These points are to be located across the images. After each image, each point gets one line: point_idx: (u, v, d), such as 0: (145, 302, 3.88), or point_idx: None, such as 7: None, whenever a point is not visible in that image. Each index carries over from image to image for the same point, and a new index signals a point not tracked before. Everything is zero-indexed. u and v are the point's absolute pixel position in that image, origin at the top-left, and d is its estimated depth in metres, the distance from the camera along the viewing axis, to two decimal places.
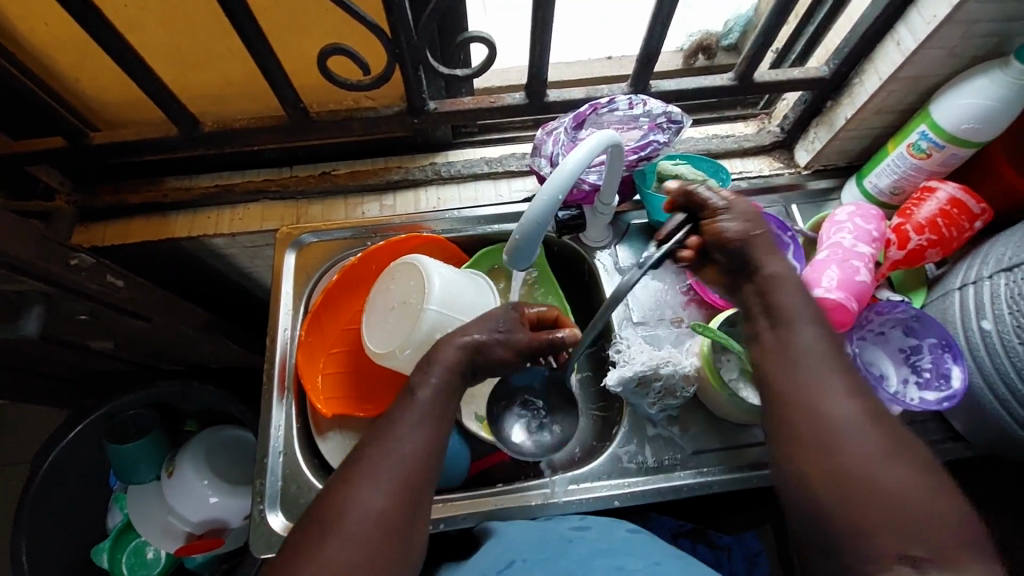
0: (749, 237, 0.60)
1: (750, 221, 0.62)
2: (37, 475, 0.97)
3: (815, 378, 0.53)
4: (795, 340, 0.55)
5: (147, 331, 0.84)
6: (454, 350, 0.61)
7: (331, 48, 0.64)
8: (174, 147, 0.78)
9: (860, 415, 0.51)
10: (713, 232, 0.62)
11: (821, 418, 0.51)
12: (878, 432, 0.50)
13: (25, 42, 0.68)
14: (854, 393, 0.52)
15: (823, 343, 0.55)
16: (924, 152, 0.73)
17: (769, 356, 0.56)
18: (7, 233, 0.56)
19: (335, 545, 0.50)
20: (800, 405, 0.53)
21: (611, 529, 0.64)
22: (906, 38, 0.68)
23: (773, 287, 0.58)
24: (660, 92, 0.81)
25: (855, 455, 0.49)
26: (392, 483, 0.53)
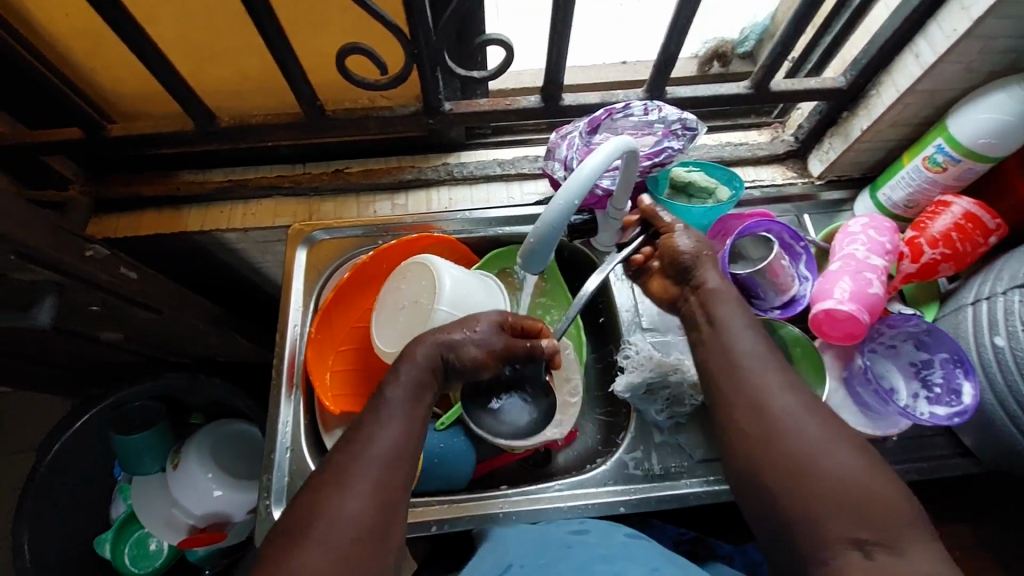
0: (698, 254, 0.68)
1: (700, 242, 0.69)
2: (43, 463, 0.97)
3: (756, 377, 0.57)
4: (736, 344, 0.59)
5: (156, 323, 0.85)
6: (427, 348, 0.61)
7: (350, 47, 0.65)
8: (189, 141, 0.79)
9: (799, 409, 0.54)
10: (668, 244, 0.69)
11: (766, 415, 0.54)
12: (820, 424, 0.53)
13: (45, 33, 0.68)
14: (795, 390, 0.55)
15: (761, 346, 0.59)
16: (939, 165, 0.73)
17: (716, 362, 0.60)
18: (21, 222, 0.56)
19: (312, 545, 0.48)
20: (748, 403, 0.56)
21: (609, 533, 0.64)
22: (925, 52, 0.68)
23: (714, 298, 0.64)
24: (675, 99, 0.80)
25: (804, 448, 0.51)
26: (371, 479, 0.52)
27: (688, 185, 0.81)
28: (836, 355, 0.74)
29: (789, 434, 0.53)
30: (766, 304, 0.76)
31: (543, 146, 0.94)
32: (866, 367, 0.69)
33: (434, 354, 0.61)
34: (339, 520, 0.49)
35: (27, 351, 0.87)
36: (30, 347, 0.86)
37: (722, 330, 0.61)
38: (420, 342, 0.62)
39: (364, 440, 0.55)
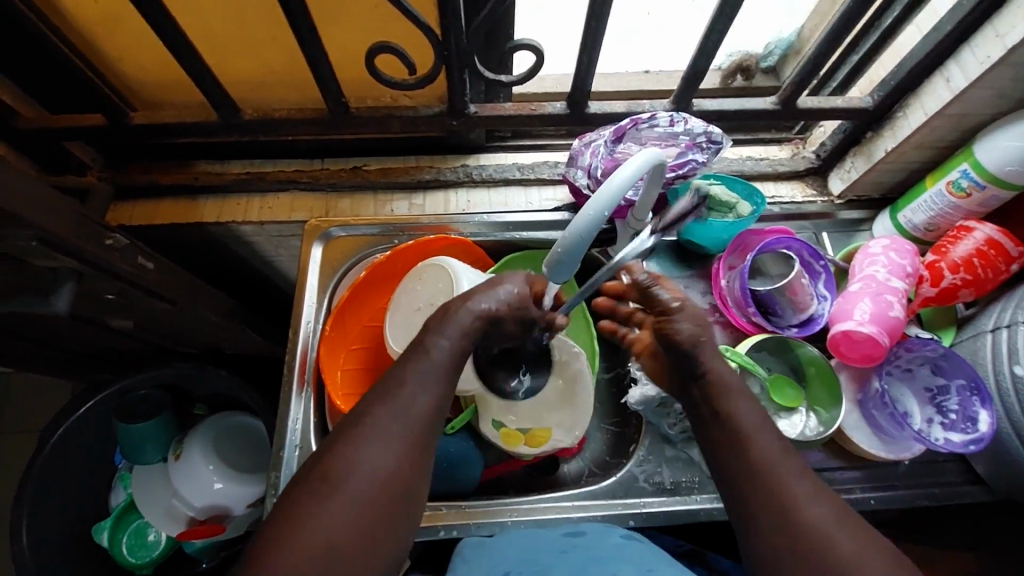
0: (698, 343, 0.59)
1: (699, 326, 0.61)
2: (45, 448, 0.96)
3: (781, 484, 0.51)
4: (756, 446, 0.54)
5: (168, 314, 0.84)
6: (466, 315, 0.59)
7: (381, 48, 0.64)
8: (211, 132, 0.79)
9: (832, 519, 0.49)
10: (665, 330, 0.61)
11: (795, 527, 0.49)
12: (855, 535, 0.49)
13: (74, 18, 0.68)
14: (820, 492, 0.51)
15: (780, 448, 0.54)
16: (963, 190, 0.73)
17: (732, 465, 0.54)
18: (45, 210, 0.56)
19: (336, 505, 0.49)
20: (774, 510, 0.51)
21: (602, 536, 0.63)
22: (956, 76, 0.68)
23: (722, 394, 0.57)
24: (701, 111, 0.80)
25: (840, 556, 0.47)
26: (403, 438, 0.53)
27: (708, 199, 0.80)
28: (851, 376, 0.74)
29: (823, 545, 0.48)
30: (784, 322, 0.76)
31: (563, 152, 0.94)
32: (883, 391, 0.69)
33: (474, 320, 0.59)
34: (369, 479, 0.51)
35: (38, 335, 0.86)
36: (39, 331, 0.85)
37: (740, 426, 0.55)
38: (458, 306, 0.60)
39: (401, 398, 0.54)
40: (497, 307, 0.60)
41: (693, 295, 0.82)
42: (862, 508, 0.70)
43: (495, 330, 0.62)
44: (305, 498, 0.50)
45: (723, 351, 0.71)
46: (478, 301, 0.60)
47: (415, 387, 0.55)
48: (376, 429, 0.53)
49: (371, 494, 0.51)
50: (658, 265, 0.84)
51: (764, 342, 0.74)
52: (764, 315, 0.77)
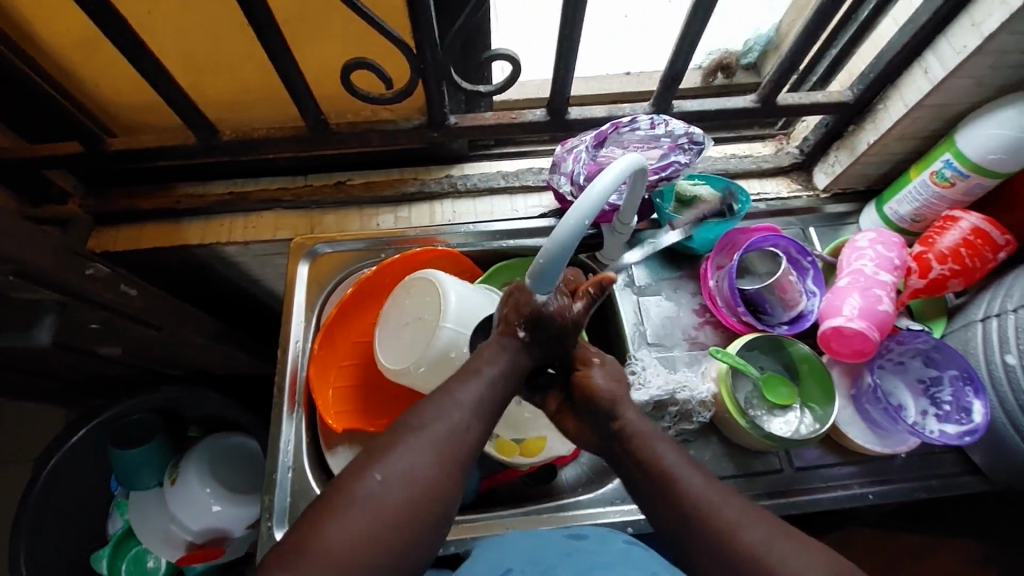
0: (615, 398, 0.61)
1: (617, 382, 0.63)
2: (38, 479, 0.95)
3: (711, 518, 0.52)
4: (680, 480, 0.54)
5: (156, 339, 0.83)
6: (501, 349, 0.60)
7: (356, 64, 0.64)
8: (191, 154, 0.78)
9: (769, 540, 0.50)
10: (585, 385, 0.62)
11: (738, 555, 0.50)
12: (792, 545, 0.50)
13: (46, 46, 0.67)
14: (751, 515, 0.52)
15: (700, 475, 0.55)
16: (947, 180, 0.73)
17: (664, 507, 0.54)
18: (22, 243, 0.55)
19: (370, 495, 0.49)
20: (714, 542, 0.51)
21: (607, 540, 0.59)
22: (934, 67, 0.68)
23: (646, 442, 0.58)
24: (681, 112, 0.80)
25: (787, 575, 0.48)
26: (443, 448, 0.53)
27: (694, 199, 0.81)
28: (844, 371, 0.74)
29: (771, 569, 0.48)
30: (774, 320, 0.76)
31: (547, 157, 0.93)
32: (875, 386, 0.69)
33: (508, 354, 0.60)
34: (386, 489, 0.50)
35: (24, 365, 0.86)
36: (26, 362, 0.84)
37: (660, 465, 0.56)
38: (495, 342, 0.60)
39: (431, 417, 0.54)
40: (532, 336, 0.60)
41: (682, 296, 0.81)
42: (861, 504, 0.70)
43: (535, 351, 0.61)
44: (325, 506, 0.49)
45: (713, 351, 0.70)
46: (519, 331, 0.60)
47: (449, 407, 0.55)
48: (408, 445, 0.52)
49: (390, 508, 0.49)
50: (647, 266, 0.83)
51: (756, 341, 0.73)
52: (754, 314, 0.77)
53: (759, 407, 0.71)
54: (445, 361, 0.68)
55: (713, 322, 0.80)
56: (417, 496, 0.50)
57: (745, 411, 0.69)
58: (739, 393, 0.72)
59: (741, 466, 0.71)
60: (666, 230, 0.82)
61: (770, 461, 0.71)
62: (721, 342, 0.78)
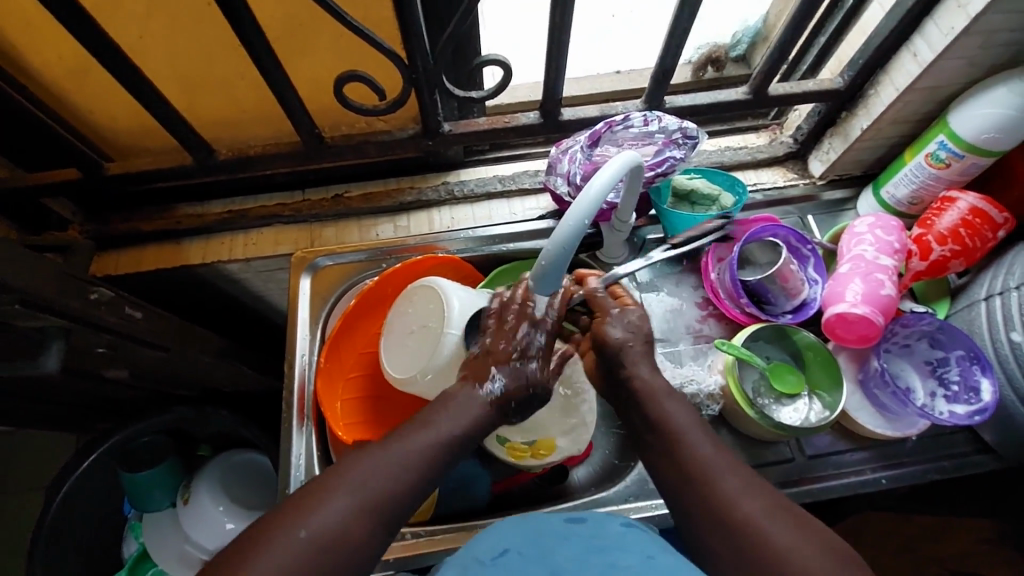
0: (626, 345, 0.62)
1: (633, 332, 0.63)
2: (50, 506, 0.95)
3: (714, 487, 0.52)
4: (688, 449, 0.55)
5: (163, 360, 0.84)
6: (471, 403, 0.58)
7: (349, 76, 0.64)
8: (188, 175, 0.79)
9: (765, 512, 0.50)
10: (598, 332, 0.63)
11: (731, 524, 0.50)
12: (792, 527, 0.49)
13: (40, 75, 0.68)
14: (750, 488, 0.52)
15: (711, 446, 0.56)
16: (943, 162, 0.73)
17: (671, 474, 0.55)
18: (25, 272, 0.55)
19: (284, 548, 0.46)
20: (708, 510, 0.52)
21: (604, 523, 0.56)
22: (923, 50, 0.68)
23: (648, 399, 0.60)
24: (674, 108, 0.80)
25: (776, 551, 0.47)
26: (369, 500, 0.50)
27: (690, 194, 0.81)
28: (850, 356, 0.74)
29: (760, 543, 0.48)
30: (777, 309, 0.76)
31: (542, 159, 0.94)
32: (883, 370, 0.69)
33: (477, 408, 0.58)
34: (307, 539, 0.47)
35: (32, 392, 0.86)
36: (34, 389, 0.85)
37: (671, 432, 0.57)
38: (464, 392, 0.58)
39: (368, 471, 0.51)
40: (506, 390, 0.59)
41: (684, 290, 0.81)
42: (874, 489, 0.70)
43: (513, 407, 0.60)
44: (247, 542, 0.47)
45: (718, 342, 0.70)
46: (486, 386, 0.59)
47: (389, 462, 0.52)
48: (337, 497, 0.49)
49: (305, 560, 0.46)
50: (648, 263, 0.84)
51: (760, 331, 0.74)
52: (758, 305, 0.77)
53: (767, 398, 0.71)
54: (452, 368, 0.67)
55: (716, 315, 0.80)
56: (334, 556, 0.47)
57: (752, 401, 0.69)
58: (746, 383, 0.72)
59: (752, 457, 0.71)
60: (665, 225, 0.82)
61: (781, 450, 0.71)
62: (726, 335, 0.79)
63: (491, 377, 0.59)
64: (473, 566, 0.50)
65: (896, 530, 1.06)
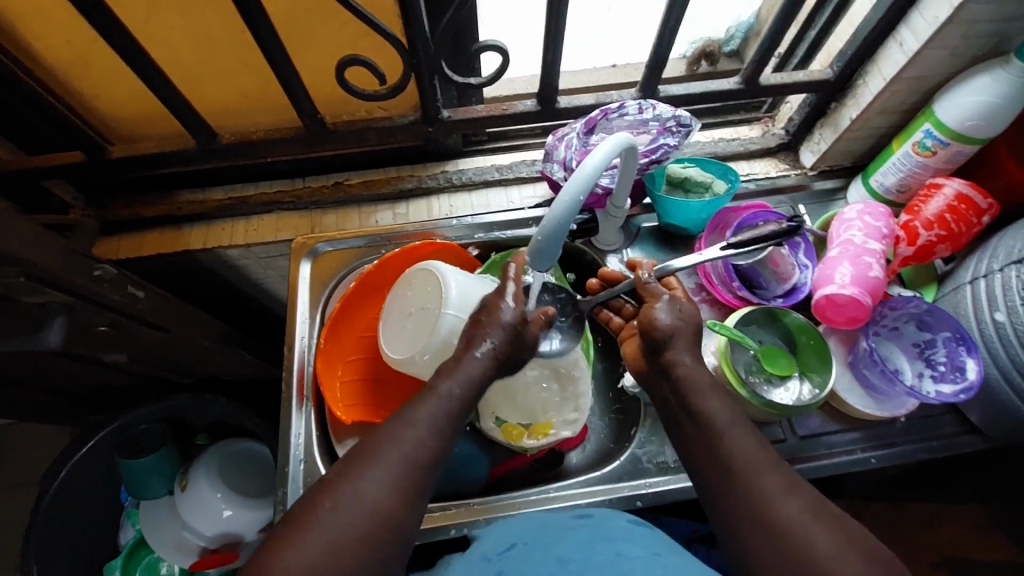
0: (677, 330, 0.62)
1: (684, 319, 0.63)
2: (45, 494, 0.95)
3: (753, 484, 0.52)
4: (733, 452, 0.55)
5: (163, 343, 0.85)
6: (475, 361, 0.58)
7: (351, 61, 0.66)
8: (191, 159, 0.80)
9: (806, 518, 0.50)
10: (646, 316, 0.63)
11: (766, 521, 0.50)
12: (830, 531, 0.49)
13: (45, 61, 0.69)
14: (793, 494, 0.52)
15: (756, 446, 0.55)
16: (929, 150, 0.75)
17: (711, 470, 0.56)
18: (34, 247, 0.57)
19: (321, 529, 0.48)
20: (742, 513, 0.52)
21: (610, 519, 0.58)
22: (908, 39, 0.70)
23: (688, 389, 0.59)
24: (668, 97, 0.82)
25: (816, 556, 0.47)
26: (395, 470, 0.52)
27: (684, 181, 0.83)
28: (840, 339, 0.76)
29: (802, 547, 0.48)
30: (769, 293, 0.78)
31: (539, 149, 0.95)
32: (871, 349, 0.71)
33: (476, 368, 0.58)
34: (365, 513, 0.50)
35: (31, 376, 0.86)
36: (34, 373, 0.85)
37: (714, 429, 0.57)
38: (466, 350, 0.59)
39: (387, 445, 0.53)
40: (497, 349, 0.59)
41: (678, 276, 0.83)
42: (863, 468, 0.71)
43: (508, 364, 0.60)
44: (285, 536, 0.49)
45: (709, 324, 0.71)
46: (485, 345, 0.58)
47: (404, 435, 0.54)
48: (367, 472, 0.51)
49: (363, 531, 0.49)
50: (642, 251, 0.85)
51: (752, 315, 0.75)
52: (750, 289, 0.79)
53: (760, 380, 0.72)
54: (449, 348, 0.68)
55: (709, 300, 0.81)
56: (374, 527, 0.50)
57: (745, 381, 0.70)
58: (739, 364, 0.73)
59: None
60: (659, 212, 0.84)
61: (773, 431, 0.73)
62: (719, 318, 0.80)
63: (485, 342, 0.58)
64: (480, 562, 0.52)
65: (891, 517, 1.08)
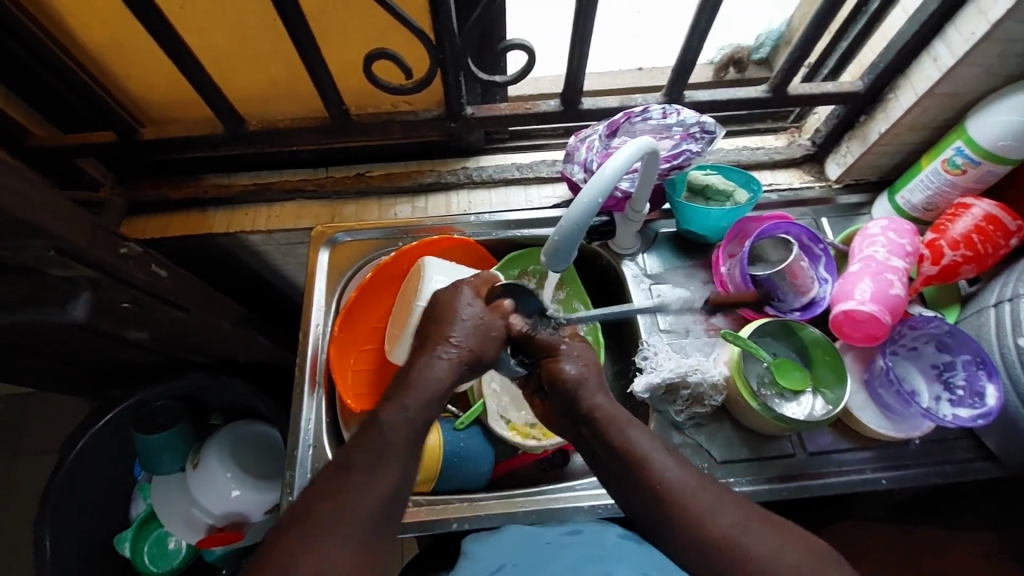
0: (584, 381, 0.59)
1: (588, 366, 0.60)
2: (63, 463, 0.98)
3: (683, 504, 0.52)
4: (660, 473, 0.54)
5: (183, 324, 0.87)
6: (437, 369, 0.56)
7: (379, 53, 0.67)
8: (219, 143, 0.82)
9: (738, 526, 0.52)
10: (551, 372, 0.60)
11: (709, 545, 0.51)
12: (762, 532, 0.52)
13: (84, 42, 0.71)
14: (724, 500, 0.53)
15: (675, 461, 0.55)
16: (959, 168, 0.73)
17: (642, 498, 0.54)
18: (64, 220, 0.59)
19: None
20: (685, 539, 0.52)
21: (599, 536, 0.63)
22: (943, 54, 0.69)
23: (609, 425, 0.57)
24: (693, 103, 0.82)
25: (756, 562, 0.50)
26: (348, 537, 0.49)
27: (706, 188, 0.82)
28: (856, 356, 0.75)
29: (742, 557, 0.50)
30: (786, 305, 0.77)
31: (560, 150, 0.95)
32: (888, 368, 0.69)
33: (447, 372, 0.56)
34: None
35: (55, 347, 0.89)
36: (58, 344, 0.88)
37: (635, 451, 0.55)
38: (424, 364, 0.56)
39: (336, 509, 0.50)
40: (465, 347, 0.57)
41: (691, 282, 0.83)
42: (873, 489, 0.70)
43: (477, 365, 0.58)
44: None
45: (724, 333, 0.71)
46: (444, 349, 0.57)
47: (353, 497, 0.51)
48: (317, 544, 0.48)
49: None
50: (658, 256, 0.85)
51: (766, 327, 0.74)
52: (766, 301, 0.77)
53: (772, 394, 0.72)
54: None
55: (724, 309, 0.81)
56: None
57: (756, 393, 0.69)
58: (751, 376, 0.73)
59: (753, 450, 0.72)
60: (679, 218, 0.83)
61: (782, 445, 0.72)
62: (733, 328, 0.79)
63: (450, 341, 0.57)
64: None
65: (900, 541, 1.06)
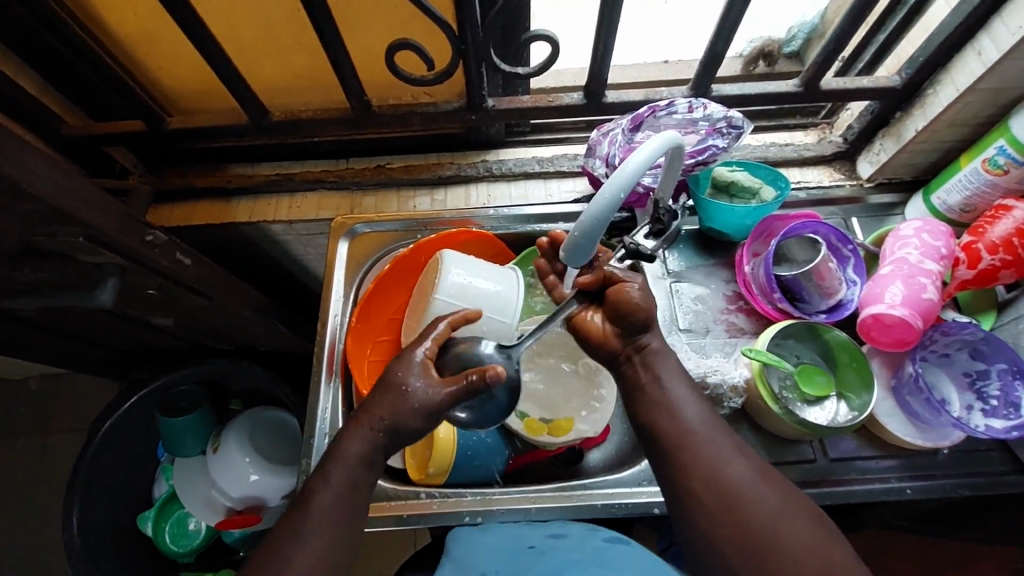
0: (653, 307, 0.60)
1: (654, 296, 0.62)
2: (92, 441, 1.01)
3: (700, 446, 0.55)
4: (687, 416, 0.57)
5: (205, 311, 0.88)
6: (357, 442, 0.58)
7: (402, 44, 0.66)
8: (242, 134, 0.82)
9: (752, 479, 0.54)
10: (618, 292, 0.60)
11: (716, 488, 0.53)
12: (772, 491, 0.53)
13: (115, 32, 0.72)
14: (740, 455, 0.55)
15: (702, 409, 0.58)
16: (1001, 168, 0.70)
17: (664, 436, 0.56)
18: (91, 207, 0.59)
19: None
20: (691, 478, 0.54)
21: (584, 536, 0.64)
22: (988, 48, 0.65)
23: (658, 363, 0.60)
24: (721, 96, 0.79)
25: (763, 514, 0.52)
26: None
27: (730, 185, 0.78)
28: (884, 362, 0.72)
29: (750, 506, 0.52)
30: (810, 307, 0.75)
31: (582, 144, 0.94)
32: (917, 375, 0.67)
33: (367, 445, 0.58)
34: None
35: (85, 330, 0.91)
36: (87, 327, 0.90)
37: (669, 392, 0.58)
38: (350, 435, 0.58)
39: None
40: (388, 423, 0.58)
41: (712, 280, 0.81)
42: (898, 498, 0.67)
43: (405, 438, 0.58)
44: None
45: (744, 350, 0.69)
46: (373, 422, 0.58)
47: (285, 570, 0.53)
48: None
49: None
50: (680, 254, 0.83)
51: (791, 329, 0.72)
52: (790, 301, 0.75)
53: (795, 399, 0.70)
54: None
55: (747, 309, 0.79)
56: None
57: (778, 397, 0.68)
58: (773, 379, 0.71)
59: (772, 453, 0.70)
60: (703, 215, 0.81)
61: (803, 451, 0.70)
62: (756, 329, 0.77)
63: (378, 418, 0.58)
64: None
65: None
